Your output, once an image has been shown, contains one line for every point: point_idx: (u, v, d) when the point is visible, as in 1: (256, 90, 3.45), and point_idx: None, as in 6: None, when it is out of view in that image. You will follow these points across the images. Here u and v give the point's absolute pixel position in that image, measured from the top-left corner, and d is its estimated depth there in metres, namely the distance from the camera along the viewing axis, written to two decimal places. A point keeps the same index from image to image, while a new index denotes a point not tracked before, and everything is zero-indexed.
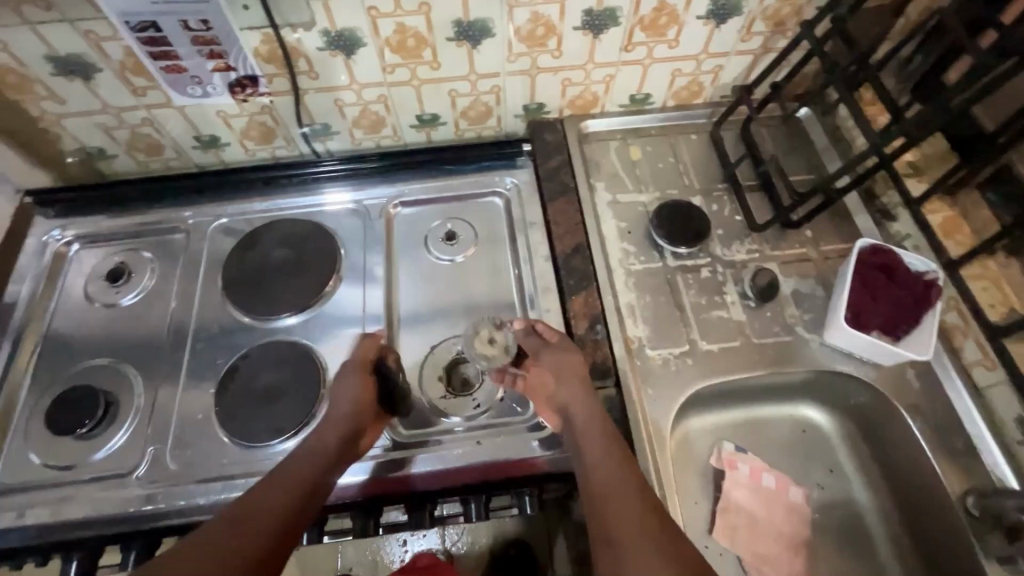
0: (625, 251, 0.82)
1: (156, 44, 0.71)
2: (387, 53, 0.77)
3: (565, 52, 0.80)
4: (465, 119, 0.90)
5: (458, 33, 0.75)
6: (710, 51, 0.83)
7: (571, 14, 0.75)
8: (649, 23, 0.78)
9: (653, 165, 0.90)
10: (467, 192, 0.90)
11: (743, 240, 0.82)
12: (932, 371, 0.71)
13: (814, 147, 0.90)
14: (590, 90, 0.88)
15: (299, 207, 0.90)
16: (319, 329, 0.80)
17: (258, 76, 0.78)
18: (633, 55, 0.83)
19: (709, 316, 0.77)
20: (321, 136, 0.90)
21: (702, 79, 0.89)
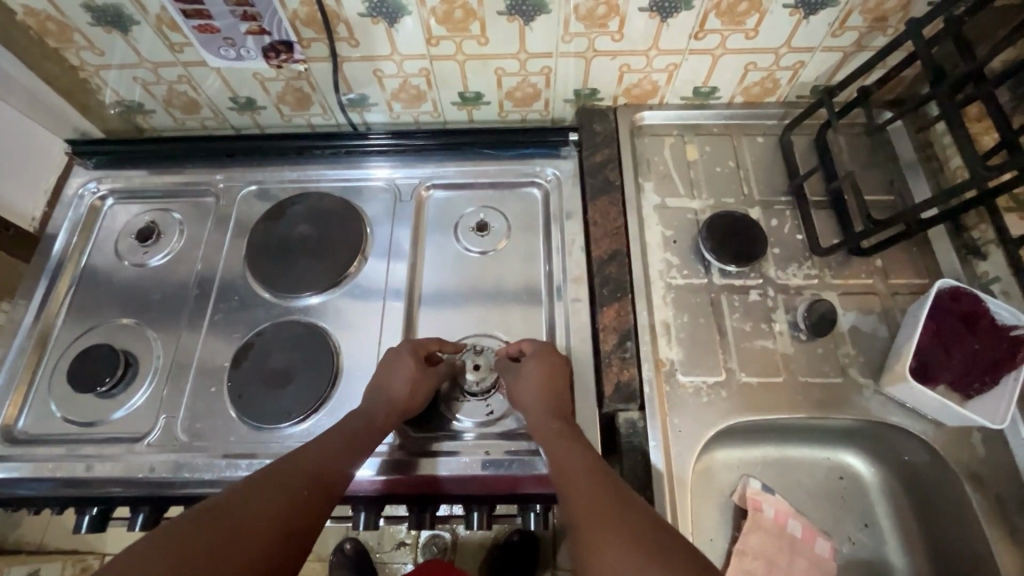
0: (667, 262, 0.75)
1: (189, 2, 0.68)
2: (432, 24, 0.71)
3: (627, 35, 0.72)
4: (510, 100, 0.84)
5: (510, 7, 0.68)
6: (793, 44, 0.73)
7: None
8: (726, 9, 0.68)
9: (710, 168, 0.81)
10: (503, 181, 0.85)
11: (801, 262, 0.74)
12: (1001, 438, 0.63)
13: (899, 163, 0.79)
14: (649, 79, 0.80)
15: (330, 180, 0.87)
16: (338, 311, 0.77)
17: (294, 43, 0.74)
18: (702, 44, 0.74)
19: (752, 346, 0.70)
20: (359, 107, 0.85)
21: (779, 75, 0.79)
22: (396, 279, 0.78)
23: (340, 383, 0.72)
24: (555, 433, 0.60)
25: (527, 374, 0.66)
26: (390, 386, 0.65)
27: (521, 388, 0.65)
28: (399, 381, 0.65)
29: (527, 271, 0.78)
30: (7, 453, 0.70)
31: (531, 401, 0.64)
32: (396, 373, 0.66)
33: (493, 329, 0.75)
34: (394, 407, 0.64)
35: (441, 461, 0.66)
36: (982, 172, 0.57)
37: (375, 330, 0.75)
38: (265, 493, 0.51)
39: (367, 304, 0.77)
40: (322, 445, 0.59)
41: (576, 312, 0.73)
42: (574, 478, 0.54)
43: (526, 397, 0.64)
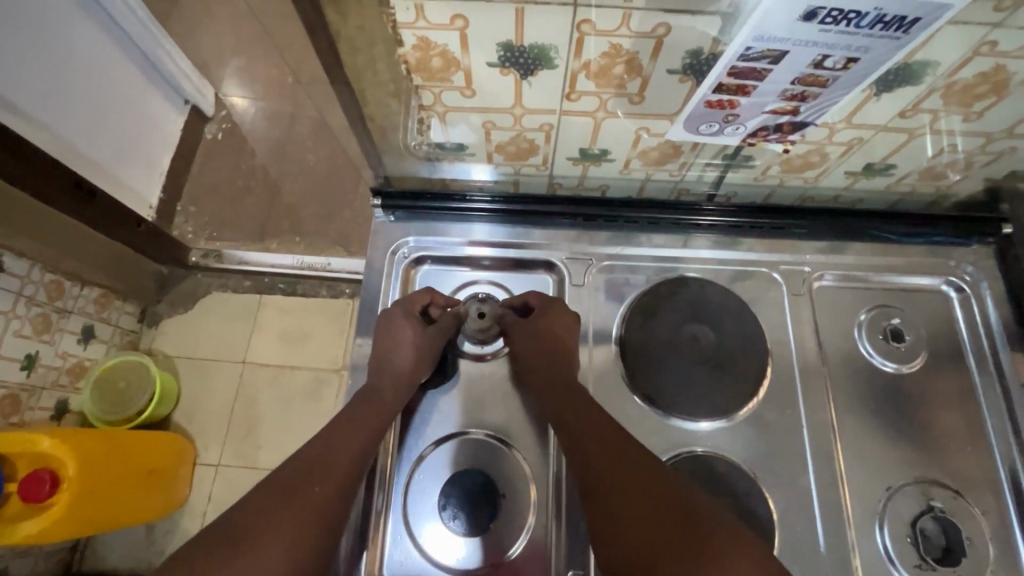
0: (817, 372, 0.68)
1: (745, 75, 0.51)
2: (579, 79, 0.55)
3: (821, 111, 0.57)
4: (641, 160, 0.68)
5: (688, 66, 0.52)
6: (1013, 131, 0.60)
7: (896, 43, 0.47)
8: (960, 90, 0.54)
9: (869, 259, 0.73)
10: (648, 263, 0.74)
11: (967, 387, 0.67)
12: None
13: None
14: (820, 151, 0.65)
15: (446, 246, 0.74)
16: (460, 412, 0.67)
17: (808, 125, 0.59)
18: (905, 123, 0.59)
19: (927, 497, 0.62)
20: (453, 157, 0.69)
21: (976, 159, 0.65)
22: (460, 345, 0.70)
23: (496, 510, 0.63)
24: (553, 386, 0.62)
25: (546, 331, 0.65)
26: (390, 359, 0.64)
27: (521, 339, 0.65)
28: (399, 352, 0.65)
29: (659, 382, 0.66)
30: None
31: (535, 351, 0.64)
32: (394, 343, 0.65)
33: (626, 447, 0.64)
34: (403, 384, 0.64)
35: None
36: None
37: (463, 444, 0.66)
38: (296, 489, 0.51)
39: (467, 404, 0.68)
40: (349, 431, 0.59)
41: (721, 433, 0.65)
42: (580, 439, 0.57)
43: (527, 358, 0.64)
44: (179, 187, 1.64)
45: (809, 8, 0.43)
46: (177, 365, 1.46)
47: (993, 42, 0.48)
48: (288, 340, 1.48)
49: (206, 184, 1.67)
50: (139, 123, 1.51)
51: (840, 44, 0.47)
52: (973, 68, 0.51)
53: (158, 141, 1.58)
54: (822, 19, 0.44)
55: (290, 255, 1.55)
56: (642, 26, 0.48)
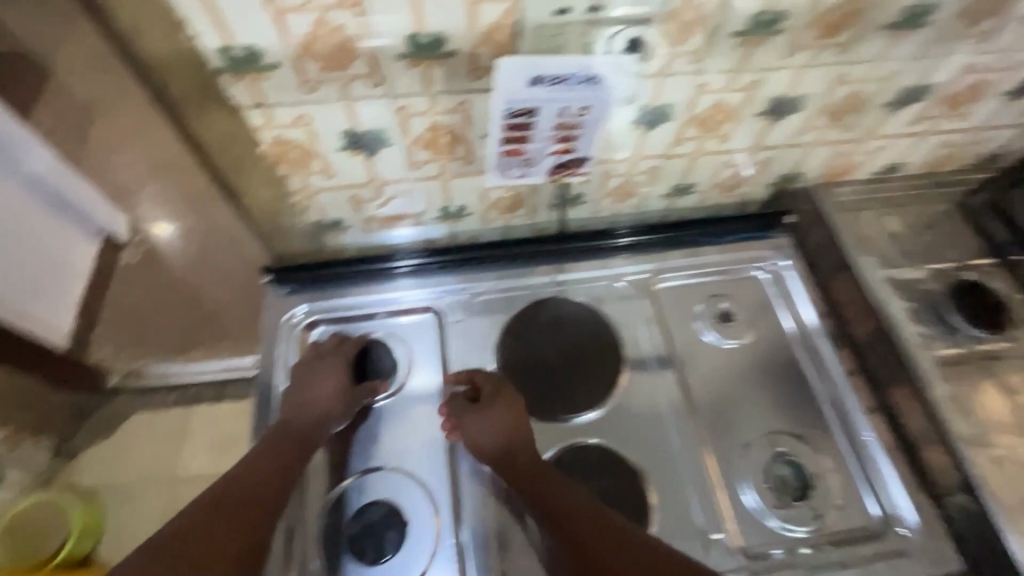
0: (668, 359, 0.79)
1: (517, 129, 0.66)
2: (416, 150, 0.68)
3: (610, 145, 0.72)
4: (493, 209, 0.81)
5: (497, 128, 0.66)
6: (760, 143, 0.77)
7: (627, 85, 0.62)
8: (704, 120, 0.71)
9: (695, 263, 0.86)
10: (528, 293, 0.83)
11: (777, 354, 0.80)
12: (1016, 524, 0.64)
13: (888, 247, 0.83)
14: (632, 180, 0.80)
15: (357, 305, 0.82)
16: (371, 458, 0.72)
17: (589, 158, 0.73)
18: (680, 150, 0.75)
19: (759, 450, 0.73)
20: (334, 231, 0.81)
21: (734, 173, 0.82)
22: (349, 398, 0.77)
23: (403, 547, 0.67)
24: (508, 460, 0.68)
25: (495, 414, 0.70)
26: (306, 397, 0.70)
27: (478, 428, 0.69)
28: (318, 391, 0.71)
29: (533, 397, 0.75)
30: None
31: (491, 434, 0.69)
32: (309, 381, 0.72)
33: None
34: (318, 411, 0.70)
35: None
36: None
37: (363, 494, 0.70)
38: (218, 515, 0.59)
39: (373, 449, 0.73)
40: (271, 457, 0.66)
41: (586, 427, 0.74)
42: (515, 469, 0.67)
43: (483, 444, 0.69)
44: (93, 316, 1.64)
45: (532, 76, 0.59)
46: (98, 496, 1.39)
47: (705, 83, 0.65)
48: (216, 449, 1.45)
49: (126, 308, 1.68)
50: (48, 261, 1.54)
51: (570, 99, 0.62)
52: (703, 102, 0.68)
53: (67, 274, 1.60)
54: (545, 82, 0.60)
55: (213, 359, 1.56)
56: (448, 104, 0.62)
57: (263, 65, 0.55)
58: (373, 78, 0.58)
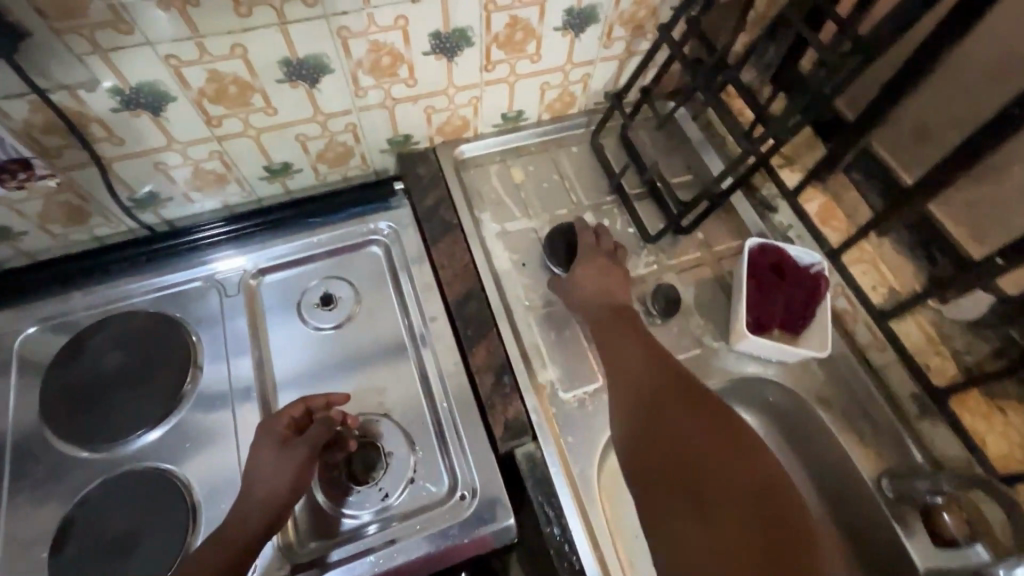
0: (483, 281, 0.75)
1: None
2: (360, 76, 0.69)
3: (544, 55, 0.76)
4: (390, 146, 0.82)
5: (436, 46, 0.69)
6: (632, 50, 0.81)
7: (552, 15, 0.71)
8: (628, 18, 0.75)
9: (538, 185, 0.85)
10: (341, 245, 0.80)
11: (639, 252, 0.80)
12: (835, 362, 0.71)
13: (691, 145, 0.88)
14: (567, 91, 0.85)
15: (180, 282, 0.76)
16: (181, 442, 0.65)
17: (32, 159, 0.62)
18: (495, 74, 0.77)
19: None
20: (150, 206, 0.76)
21: (573, 89, 0.85)
22: (242, 374, 0.69)
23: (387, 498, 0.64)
24: (647, 371, 0.61)
25: (620, 311, 0.68)
26: (249, 486, 0.57)
27: (596, 325, 0.67)
28: (267, 481, 0.57)
29: None
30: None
31: (611, 326, 0.66)
32: (258, 468, 0.58)
33: (369, 405, 0.69)
34: (264, 510, 0.56)
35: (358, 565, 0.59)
36: (839, 59, 0.57)
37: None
38: None
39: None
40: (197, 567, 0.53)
41: (447, 358, 0.71)
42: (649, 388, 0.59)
43: (602, 333, 0.66)
44: None
45: None
46: None
47: None
48: None
49: None
50: None
51: None
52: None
53: None
54: None
55: None
56: (386, 21, 0.63)
57: None
58: None
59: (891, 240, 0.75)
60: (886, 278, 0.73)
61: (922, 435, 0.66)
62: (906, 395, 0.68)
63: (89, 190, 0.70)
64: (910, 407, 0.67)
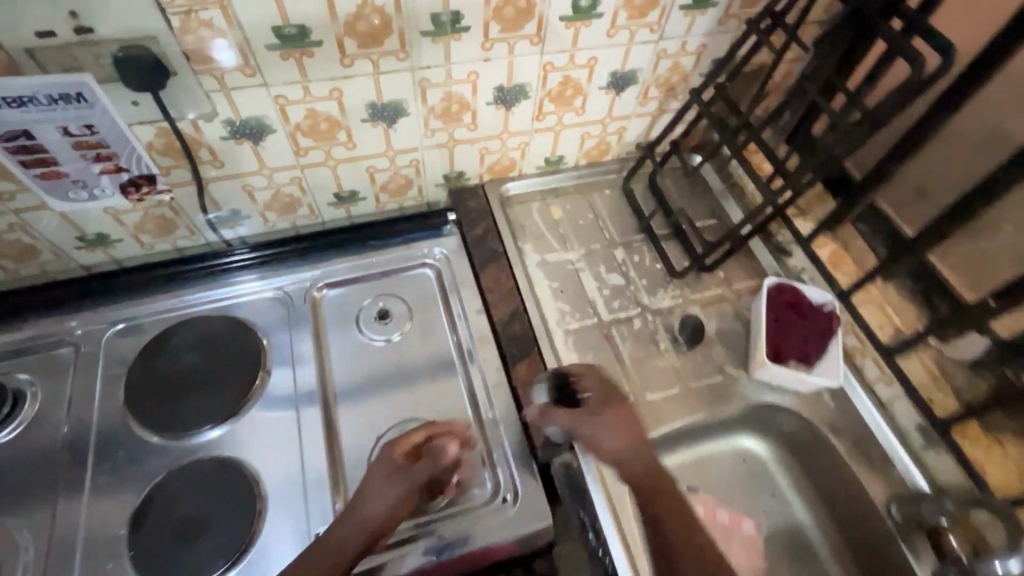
0: (526, 303, 0.83)
1: (31, 152, 0.63)
2: (430, 119, 0.79)
3: (588, 109, 0.87)
4: (445, 181, 0.91)
5: (498, 97, 0.79)
6: (663, 108, 0.92)
7: (598, 76, 0.82)
8: (663, 81, 0.87)
9: (574, 222, 0.94)
10: (395, 267, 0.88)
11: (666, 286, 0.88)
12: (845, 394, 0.78)
13: (713, 193, 0.98)
14: (604, 140, 0.95)
15: (208, 302, 0.82)
16: (246, 437, 0.71)
17: (156, 174, 0.72)
18: (544, 123, 0.87)
19: (649, 365, 0.79)
20: (230, 223, 0.84)
21: (609, 139, 0.95)
22: (306, 378, 0.76)
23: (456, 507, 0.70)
24: (662, 494, 0.58)
25: (622, 418, 0.64)
26: (362, 507, 0.60)
27: (598, 435, 0.63)
28: (374, 504, 0.60)
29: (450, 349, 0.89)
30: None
31: (614, 449, 0.62)
32: (370, 495, 0.60)
33: (418, 411, 0.75)
34: (361, 537, 0.59)
35: (412, 555, 0.64)
36: (850, 125, 0.67)
37: (329, 473, 0.69)
38: None
39: (324, 430, 0.72)
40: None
41: (493, 377, 0.77)
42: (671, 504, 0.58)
43: (609, 445, 0.62)
44: None
45: None
46: None
47: (664, 49, 0.81)
48: None
49: None
50: None
51: (60, 118, 0.61)
52: (662, 66, 0.84)
53: None
54: (6, 105, 0.58)
55: None
56: (460, 75, 0.74)
57: (312, 42, 0.63)
58: (400, 51, 0.68)
59: (895, 286, 0.83)
60: (891, 318, 0.80)
61: (927, 464, 0.72)
62: (912, 426, 0.74)
63: (183, 206, 0.78)
64: (916, 437, 0.73)
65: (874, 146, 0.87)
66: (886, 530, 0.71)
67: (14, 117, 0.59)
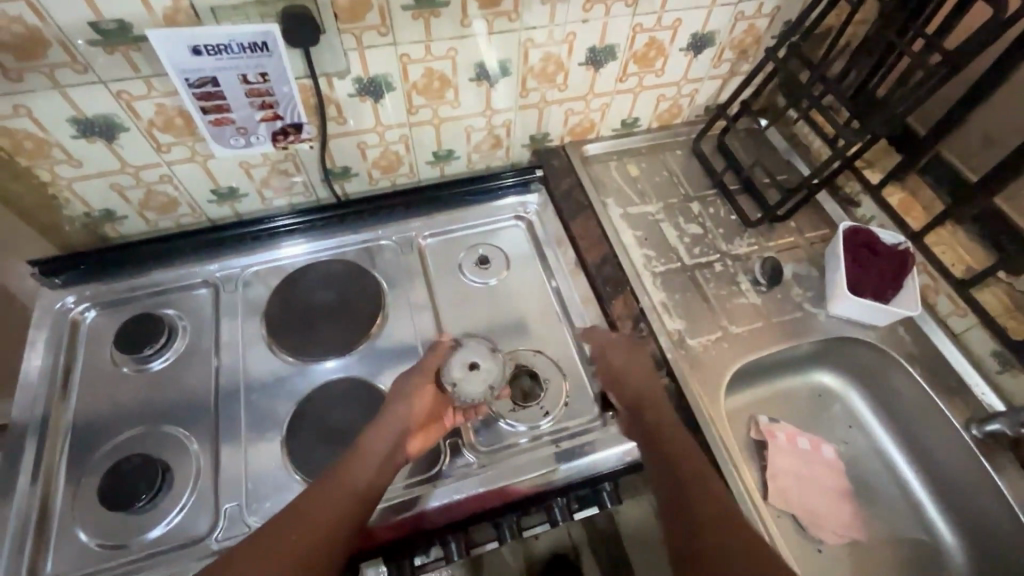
0: (614, 248, 0.89)
1: (210, 99, 0.71)
2: (528, 80, 0.86)
3: (667, 70, 0.93)
4: (530, 142, 0.99)
5: (589, 58, 0.86)
6: (734, 70, 0.98)
7: (680, 38, 0.88)
8: (737, 43, 0.93)
9: (651, 179, 1.00)
10: (489, 220, 0.95)
11: (742, 235, 0.94)
12: (920, 327, 0.84)
13: (779, 152, 1.04)
14: (677, 103, 1.02)
15: (262, 263, 0.88)
16: (372, 364, 0.79)
17: (303, 123, 0.79)
18: (626, 84, 0.94)
19: (733, 303, 0.85)
20: (341, 179, 0.92)
21: (682, 101, 1.01)
22: (421, 320, 0.84)
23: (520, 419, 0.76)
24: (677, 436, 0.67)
25: (635, 356, 0.76)
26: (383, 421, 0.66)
27: (626, 368, 0.75)
28: (392, 419, 0.66)
29: None
30: (178, 547, 0.65)
31: (638, 378, 0.74)
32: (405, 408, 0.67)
33: (521, 343, 0.82)
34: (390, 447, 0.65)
35: (526, 465, 0.71)
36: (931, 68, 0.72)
37: None
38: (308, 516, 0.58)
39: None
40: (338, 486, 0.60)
41: (591, 313, 0.83)
42: (663, 441, 0.67)
43: (627, 372, 0.75)
44: None
45: (193, 46, 0.65)
46: None
47: (742, 12, 0.87)
48: None
49: None
50: None
51: (239, 65, 0.69)
52: (739, 27, 0.90)
53: None
54: (207, 53, 0.66)
55: None
56: (560, 36, 0.81)
57: (441, 3, 0.71)
58: (512, 13, 0.75)
59: (963, 228, 0.88)
60: (963, 257, 0.85)
61: (1003, 387, 0.77)
62: (987, 354, 0.80)
63: (305, 162, 0.87)
64: (991, 364, 0.79)
65: (938, 99, 0.92)
66: (964, 446, 0.76)
67: (208, 64, 0.67)
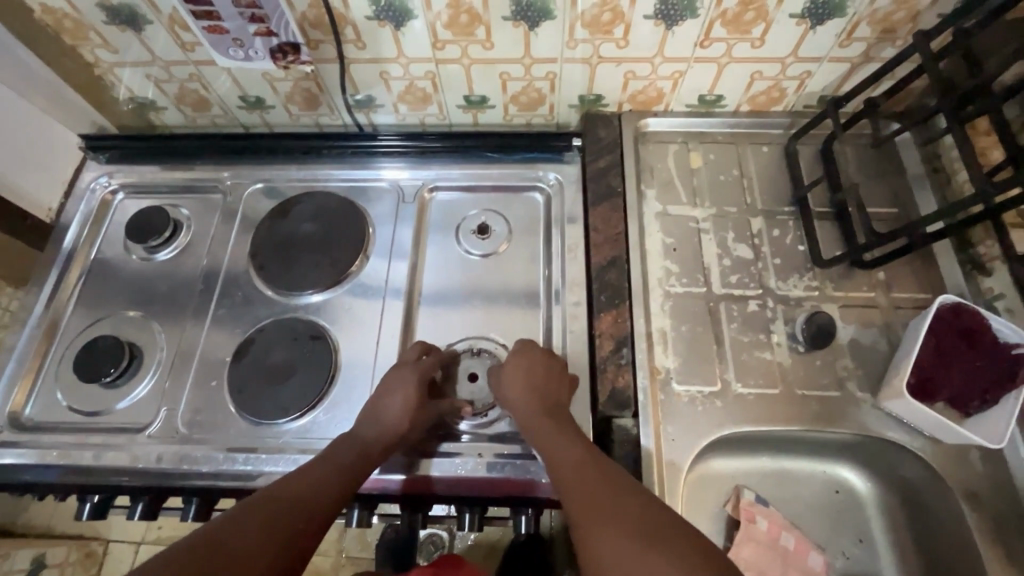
0: (630, 251, 0.75)
1: (198, 3, 0.69)
2: (577, 28, 0.71)
3: (769, 42, 0.72)
4: (579, 103, 0.84)
5: (658, 11, 0.68)
6: (869, 55, 0.73)
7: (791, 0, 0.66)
8: (881, 17, 0.67)
9: (713, 175, 0.81)
10: (508, 184, 0.85)
11: (803, 274, 0.74)
12: (1003, 460, 0.62)
13: (906, 176, 0.78)
14: (778, 86, 0.79)
15: (344, 179, 0.88)
16: (340, 310, 0.77)
17: (301, 44, 0.74)
18: (708, 52, 0.74)
19: (752, 356, 0.69)
20: (366, 108, 0.87)
21: (785, 84, 0.78)
22: (396, 280, 0.78)
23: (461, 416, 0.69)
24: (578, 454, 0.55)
25: (524, 370, 0.64)
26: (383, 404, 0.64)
27: (507, 387, 0.64)
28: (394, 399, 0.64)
29: None
30: (124, 428, 0.71)
31: (518, 394, 0.63)
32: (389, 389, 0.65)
33: (489, 330, 0.74)
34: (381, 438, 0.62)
35: (440, 462, 0.66)
36: None
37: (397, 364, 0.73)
38: (299, 488, 0.54)
39: (403, 324, 0.75)
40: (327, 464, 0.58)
41: (574, 320, 0.73)
42: (561, 471, 0.54)
43: (515, 394, 0.63)
44: None
45: None
46: None
47: None
48: None
49: None
50: None
51: None
52: None
53: None
54: None
55: None
56: None
57: None
58: None
59: None
60: None
61: None
62: None
63: (327, 83, 0.82)
64: None
65: None
66: None
67: None
